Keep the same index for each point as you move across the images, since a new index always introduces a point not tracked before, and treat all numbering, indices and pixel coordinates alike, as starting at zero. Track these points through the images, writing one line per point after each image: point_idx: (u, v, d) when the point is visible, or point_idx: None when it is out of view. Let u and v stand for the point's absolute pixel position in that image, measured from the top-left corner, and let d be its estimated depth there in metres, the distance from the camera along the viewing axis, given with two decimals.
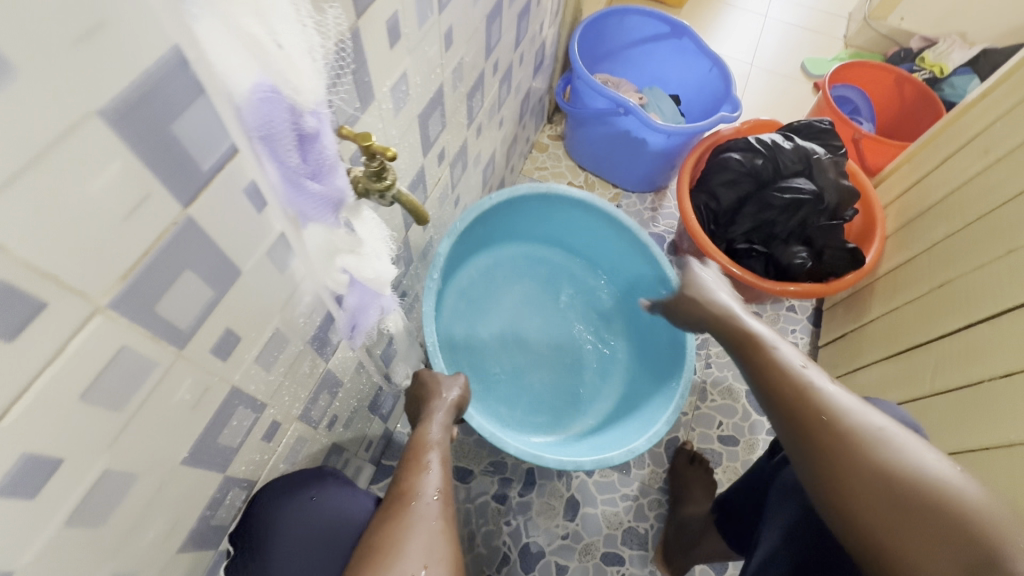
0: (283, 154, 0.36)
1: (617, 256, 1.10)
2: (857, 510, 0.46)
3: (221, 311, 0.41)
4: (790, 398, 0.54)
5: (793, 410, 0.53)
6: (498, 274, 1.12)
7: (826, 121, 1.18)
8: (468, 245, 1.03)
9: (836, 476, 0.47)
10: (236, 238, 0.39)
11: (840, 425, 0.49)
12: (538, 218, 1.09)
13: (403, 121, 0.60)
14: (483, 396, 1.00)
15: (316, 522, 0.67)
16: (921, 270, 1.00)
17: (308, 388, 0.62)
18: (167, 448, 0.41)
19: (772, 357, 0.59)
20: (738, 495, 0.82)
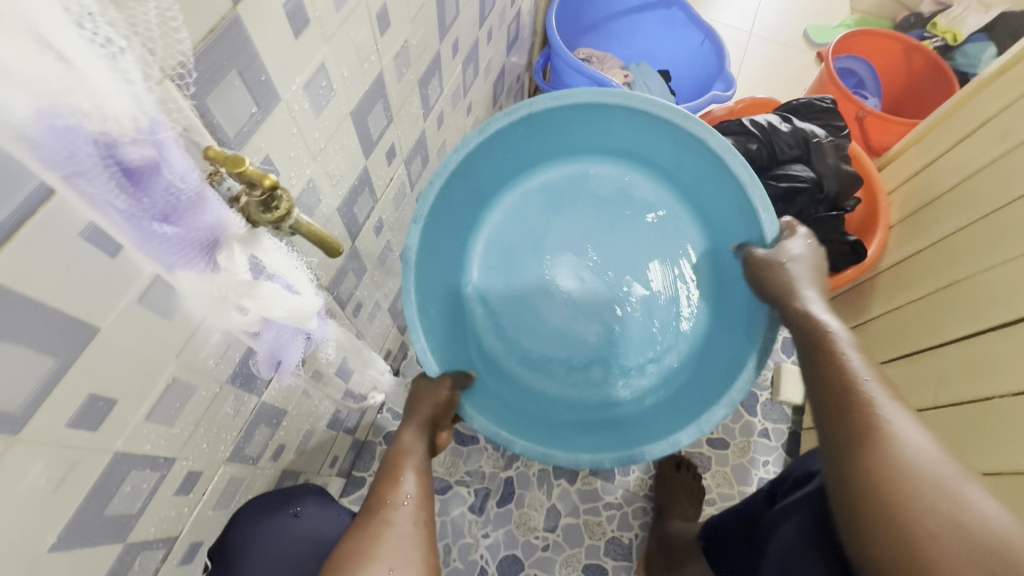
0: (114, 193, 0.28)
1: (674, 155, 0.76)
2: (896, 537, 0.41)
3: (78, 378, 0.34)
4: (856, 410, 0.47)
5: (852, 423, 0.47)
6: (529, 216, 0.82)
7: (828, 100, 1.08)
8: (475, 175, 0.74)
9: (885, 499, 0.42)
10: (82, 293, 0.32)
11: (896, 441, 0.44)
12: (555, 135, 0.78)
13: (328, 122, 0.50)
14: (509, 377, 0.76)
15: (294, 543, 0.64)
16: (927, 268, 0.93)
17: (234, 429, 0.55)
18: (21, 541, 0.34)
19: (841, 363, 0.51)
20: (732, 520, 0.80)
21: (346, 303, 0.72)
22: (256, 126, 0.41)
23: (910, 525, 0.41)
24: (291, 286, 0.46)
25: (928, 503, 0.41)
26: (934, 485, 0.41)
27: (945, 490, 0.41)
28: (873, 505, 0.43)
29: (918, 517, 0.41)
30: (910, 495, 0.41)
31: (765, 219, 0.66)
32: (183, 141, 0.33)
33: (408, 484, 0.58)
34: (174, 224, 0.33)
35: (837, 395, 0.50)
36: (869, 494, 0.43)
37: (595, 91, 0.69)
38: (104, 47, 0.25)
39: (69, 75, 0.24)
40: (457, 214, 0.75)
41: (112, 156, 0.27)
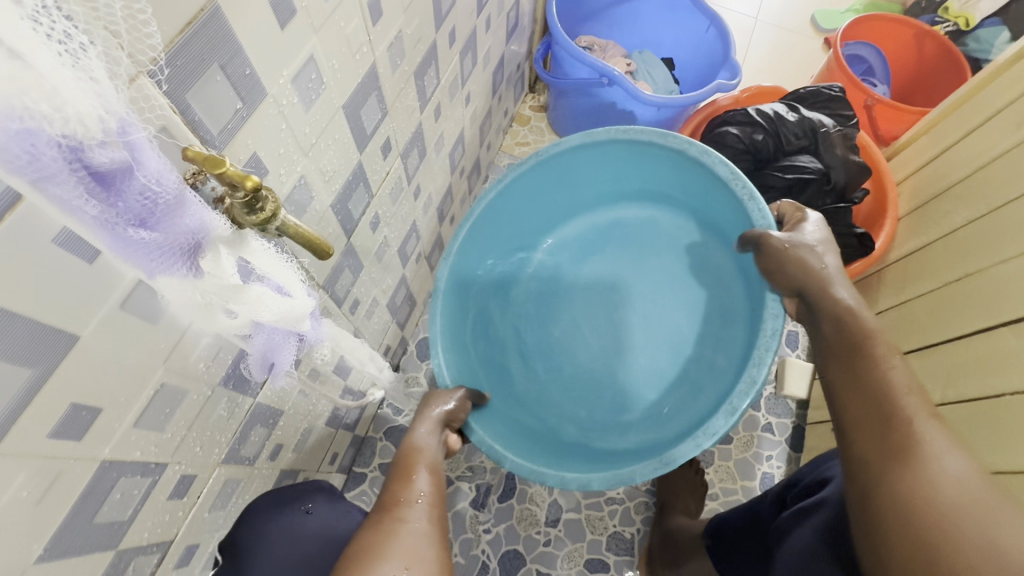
0: (76, 200, 0.26)
1: (680, 183, 0.77)
2: (907, 543, 0.40)
3: (58, 388, 0.33)
4: (889, 426, 0.46)
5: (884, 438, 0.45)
6: (560, 262, 0.86)
7: (836, 88, 1.06)
8: (499, 224, 0.80)
9: (904, 508, 0.41)
10: (58, 302, 0.30)
11: (924, 456, 0.43)
12: (576, 183, 0.82)
13: (319, 117, 0.48)
14: (537, 408, 0.78)
15: (308, 542, 0.61)
16: (937, 261, 0.91)
17: (229, 431, 0.54)
18: (5, 552, 0.34)
19: (873, 369, 0.49)
20: (740, 522, 0.78)
21: (343, 300, 0.70)
22: (241, 122, 0.39)
23: (930, 546, 0.39)
24: (281, 288, 0.44)
25: (953, 525, 0.39)
26: (965, 509, 0.39)
27: (976, 515, 0.39)
28: (893, 521, 0.42)
29: (939, 538, 0.39)
30: (935, 515, 0.40)
31: (762, 207, 0.65)
32: (160, 140, 0.33)
33: (421, 482, 0.56)
34: (151, 229, 0.30)
35: (870, 405, 0.48)
36: (891, 509, 0.42)
37: (586, 132, 0.73)
38: (61, 43, 0.23)
39: (22, 72, 0.22)
40: (489, 257, 0.81)
41: (78, 158, 0.26)
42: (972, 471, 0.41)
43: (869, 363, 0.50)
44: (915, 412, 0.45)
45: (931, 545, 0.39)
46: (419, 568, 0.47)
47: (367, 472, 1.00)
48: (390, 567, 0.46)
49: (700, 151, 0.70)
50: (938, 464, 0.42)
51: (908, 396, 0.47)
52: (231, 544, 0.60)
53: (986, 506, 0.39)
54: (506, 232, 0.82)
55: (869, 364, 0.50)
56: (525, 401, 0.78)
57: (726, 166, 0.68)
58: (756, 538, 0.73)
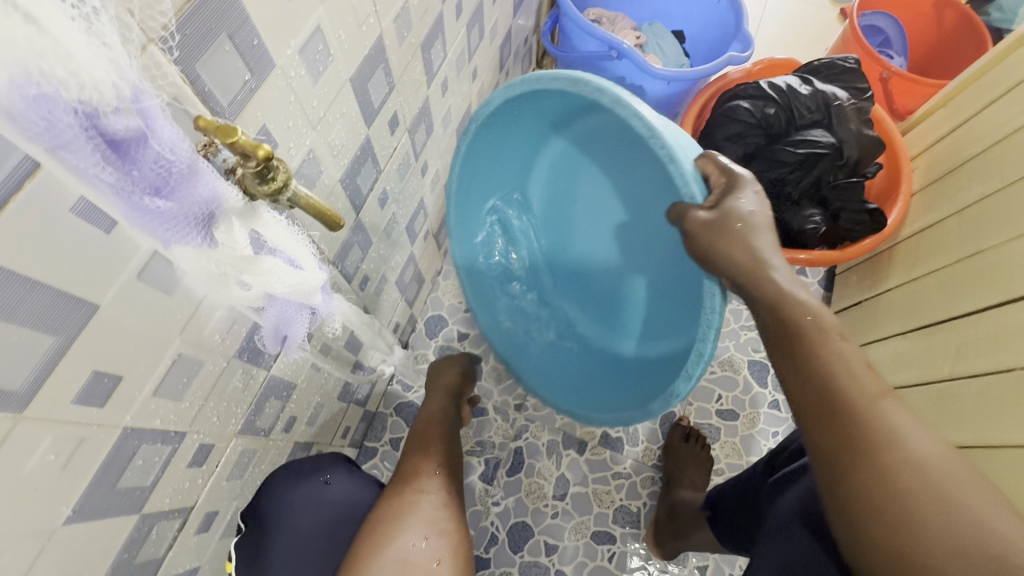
0: (92, 169, 0.27)
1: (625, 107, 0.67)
2: (889, 534, 0.39)
3: (80, 356, 0.34)
4: (849, 410, 0.44)
5: (846, 422, 0.43)
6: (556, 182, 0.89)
7: (852, 59, 1.03)
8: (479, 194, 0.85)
9: (877, 498, 0.40)
10: (77, 272, 0.31)
11: (888, 438, 0.41)
12: (540, 111, 0.79)
13: (326, 90, 0.48)
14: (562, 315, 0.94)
15: (324, 512, 0.64)
16: (950, 238, 0.90)
17: (245, 402, 0.55)
18: (36, 513, 0.35)
19: (819, 354, 0.47)
20: (729, 496, 0.79)
21: (353, 277, 0.71)
22: (250, 94, 0.39)
23: (918, 531, 0.38)
24: (293, 261, 0.45)
25: (937, 505, 0.38)
26: (944, 486, 0.39)
27: (953, 489, 0.38)
28: (878, 513, 0.40)
29: (926, 522, 0.38)
30: (918, 499, 0.39)
31: (684, 170, 0.55)
32: (172, 109, 0.33)
33: (436, 455, 0.63)
34: (167, 198, 0.31)
35: (823, 391, 0.45)
36: (871, 498, 0.40)
37: (504, 88, 0.66)
38: (76, 8, 0.24)
39: (38, 37, 0.22)
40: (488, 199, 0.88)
41: (94, 124, 0.26)
42: (934, 441, 0.41)
43: (819, 341, 0.48)
44: (872, 387, 0.44)
45: (919, 529, 0.38)
46: (437, 537, 0.53)
47: (378, 447, 1.02)
48: (411, 535, 0.52)
49: (612, 101, 0.58)
50: (906, 441, 0.41)
51: (859, 373, 0.45)
52: (253, 511, 0.61)
53: (958, 477, 0.39)
54: (488, 173, 0.85)
55: (821, 344, 0.48)
56: (551, 323, 0.93)
57: (638, 111, 0.56)
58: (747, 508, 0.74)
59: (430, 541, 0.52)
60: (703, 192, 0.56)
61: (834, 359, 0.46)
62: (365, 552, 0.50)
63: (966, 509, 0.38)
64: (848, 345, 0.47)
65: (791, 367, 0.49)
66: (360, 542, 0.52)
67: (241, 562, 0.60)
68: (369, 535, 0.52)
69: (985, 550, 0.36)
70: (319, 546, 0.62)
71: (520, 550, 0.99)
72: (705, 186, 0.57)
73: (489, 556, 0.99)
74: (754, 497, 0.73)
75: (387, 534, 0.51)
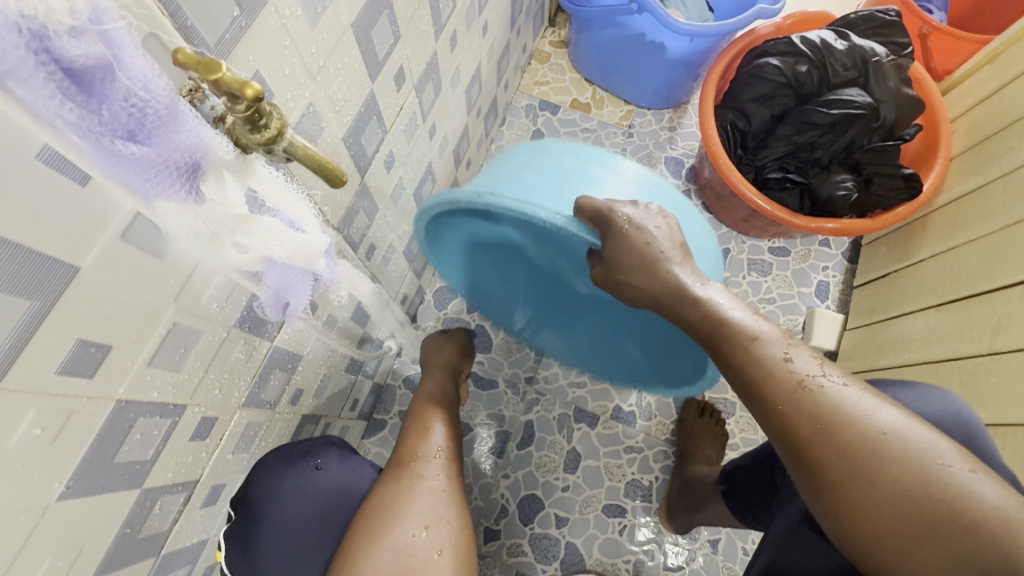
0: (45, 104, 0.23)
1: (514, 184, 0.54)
2: (866, 514, 0.38)
3: (62, 324, 0.31)
4: (780, 410, 0.42)
5: (780, 421, 0.42)
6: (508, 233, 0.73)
7: (893, 12, 0.95)
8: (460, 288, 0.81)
9: (847, 477, 0.39)
10: (53, 230, 0.28)
11: (841, 415, 0.40)
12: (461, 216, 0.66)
13: (326, 35, 0.43)
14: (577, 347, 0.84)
15: (317, 497, 0.61)
16: (991, 204, 0.85)
17: (248, 374, 0.52)
18: (27, 492, 0.34)
19: (754, 354, 0.45)
20: (741, 472, 0.77)
21: (358, 245, 0.68)
22: (240, 33, 0.35)
23: (873, 517, 0.38)
24: (294, 223, 0.41)
25: (899, 482, 0.38)
26: (906, 457, 0.38)
27: (902, 463, 0.38)
28: (836, 505, 0.40)
29: (881, 506, 0.38)
30: (868, 485, 0.38)
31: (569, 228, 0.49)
32: (145, 41, 0.29)
33: (437, 437, 0.61)
34: (143, 143, 0.27)
35: (754, 389, 0.44)
36: (824, 493, 0.40)
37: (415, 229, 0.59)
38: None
39: None
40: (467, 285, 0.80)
41: (44, 47, 0.22)
42: (882, 406, 0.41)
43: (734, 348, 0.46)
44: (796, 380, 0.42)
45: (875, 515, 0.38)
46: (437, 526, 0.50)
47: (386, 420, 1.01)
48: (410, 526, 0.49)
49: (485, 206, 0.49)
50: (858, 419, 0.40)
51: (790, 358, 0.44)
52: (244, 501, 0.60)
53: (906, 447, 0.38)
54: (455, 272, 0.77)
55: (736, 349, 0.46)
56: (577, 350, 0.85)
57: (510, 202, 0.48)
58: (762, 485, 0.71)
59: (431, 531, 0.49)
60: (593, 237, 0.51)
61: (752, 364, 0.44)
62: (358, 550, 0.48)
63: (916, 481, 0.37)
64: (764, 341, 0.45)
65: (726, 368, 0.47)
66: (360, 530, 0.50)
67: (231, 551, 0.58)
68: (364, 527, 0.50)
69: (942, 521, 0.36)
70: (310, 538, 0.59)
71: (532, 523, 0.98)
72: (593, 230, 0.51)
73: (499, 528, 0.98)
74: (769, 470, 0.71)
75: (383, 526, 0.49)
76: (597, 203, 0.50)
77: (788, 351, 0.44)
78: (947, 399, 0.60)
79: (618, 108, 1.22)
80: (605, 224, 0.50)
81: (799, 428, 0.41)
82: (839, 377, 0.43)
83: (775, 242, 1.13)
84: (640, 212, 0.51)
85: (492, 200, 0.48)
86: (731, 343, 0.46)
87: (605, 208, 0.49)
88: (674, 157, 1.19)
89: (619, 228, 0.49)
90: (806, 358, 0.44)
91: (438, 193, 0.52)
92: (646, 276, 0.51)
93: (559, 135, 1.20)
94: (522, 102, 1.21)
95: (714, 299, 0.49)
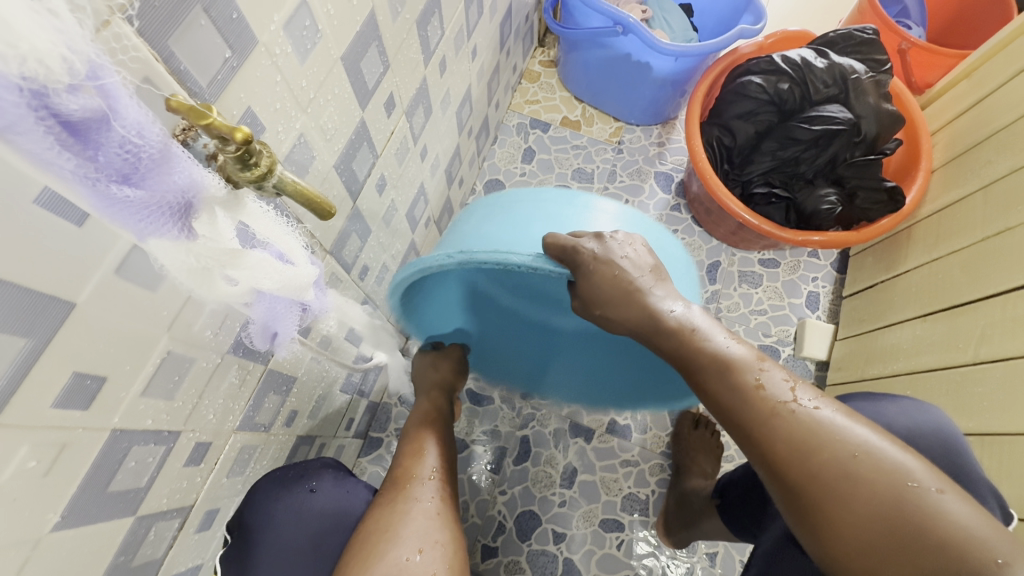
0: (41, 153, 0.24)
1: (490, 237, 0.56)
2: (845, 534, 0.39)
3: (56, 358, 0.31)
4: (758, 434, 0.43)
5: (757, 445, 0.43)
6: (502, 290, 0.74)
7: (870, 30, 0.98)
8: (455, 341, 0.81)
9: (825, 497, 0.40)
10: (52, 270, 0.29)
11: (815, 437, 0.41)
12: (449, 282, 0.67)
13: (316, 69, 0.45)
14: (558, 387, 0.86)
15: (313, 520, 0.61)
16: (973, 216, 0.87)
17: (242, 398, 0.53)
18: (21, 522, 0.34)
19: (730, 382, 0.46)
20: (738, 485, 0.76)
21: (351, 267, 0.68)
22: (232, 73, 0.36)
23: (847, 535, 0.39)
24: (283, 255, 0.42)
25: (876, 502, 0.39)
26: (880, 480, 0.39)
27: (874, 483, 0.39)
28: (812, 523, 0.40)
29: (854, 523, 0.39)
30: (845, 506, 0.39)
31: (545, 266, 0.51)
32: (141, 90, 0.30)
33: (431, 458, 0.62)
34: (137, 186, 0.29)
35: (734, 419, 0.45)
36: (801, 512, 0.41)
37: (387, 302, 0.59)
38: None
39: None
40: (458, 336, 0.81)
41: (43, 104, 0.23)
42: (856, 427, 0.42)
43: (709, 375, 0.47)
44: (770, 405, 0.43)
45: (850, 531, 0.39)
46: (431, 549, 0.50)
47: (382, 438, 1.01)
48: (404, 550, 0.49)
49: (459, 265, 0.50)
50: (832, 439, 0.41)
51: (762, 382, 0.45)
52: (239, 524, 0.60)
53: (878, 466, 0.40)
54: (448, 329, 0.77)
55: (712, 374, 0.47)
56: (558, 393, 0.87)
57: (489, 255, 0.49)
58: (760, 498, 0.71)
59: (424, 554, 0.50)
60: (567, 273, 0.52)
61: (726, 389, 0.46)
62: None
63: (888, 502, 0.38)
64: (737, 367, 0.46)
65: (704, 394, 0.48)
66: (353, 557, 0.50)
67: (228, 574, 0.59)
68: (360, 551, 0.50)
69: (916, 542, 0.37)
70: (305, 560, 0.59)
71: (529, 539, 0.98)
72: (563, 266, 0.51)
73: (496, 545, 0.98)
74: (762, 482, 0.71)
75: (378, 548, 0.50)
76: (562, 239, 0.51)
77: (761, 375, 0.45)
78: (931, 412, 0.61)
79: (608, 124, 1.24)
80: (571, 261, 0.51)
81: (774, 451, 0.42)
82: (811, 399, 0.44)
83: (765, 254, 1.15)
84: (606, 244, 0.52)
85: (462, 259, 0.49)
86: (708, 372, 0.47)
87: (570, 244, 0.51)
88: (663, 172, 1.21)
89: (587, 270, 0.51)
90: (780, 381, 0.45)
91: (407, 264, 0.53)
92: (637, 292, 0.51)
93: (550, 152, 1.22)
94: (514, 120, 1.24)
95: (690, 322, 0.50)
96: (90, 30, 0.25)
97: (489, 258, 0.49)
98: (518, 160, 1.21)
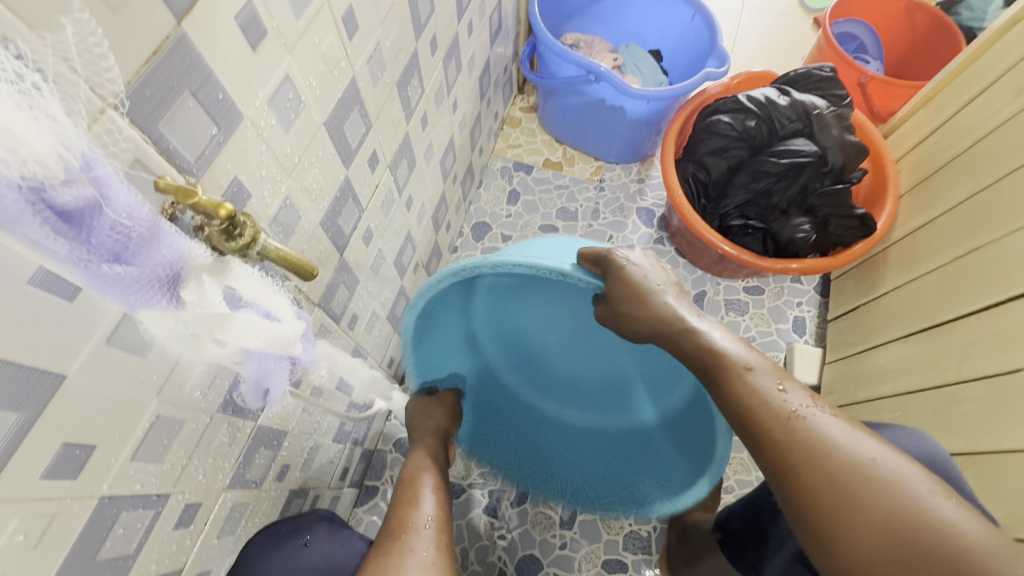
0: (40, 238, 0.26)
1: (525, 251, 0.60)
2: (858, 544, 0.39)
3: (48, 430, 0.32)
4: (773, 440, 0.44)
5: (769, 452, 0.44)
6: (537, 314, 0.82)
7: (827, 68, 1.04)
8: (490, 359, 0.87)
9: (837, 505, 0.40)
10: (43, 349, 0.30)
11: (829, 445, 0.42)
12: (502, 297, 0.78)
13: (300, 136, 0.48)
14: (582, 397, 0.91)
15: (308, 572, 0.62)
16: (942, 237, 0.91)
17: (232, 455, 0.53)
18: None
19: (750, 386, 0.48)
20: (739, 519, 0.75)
21: (341, 316, 0.70)
22: (219, 147, 0.38)
23: (859, 546, 0.39)
24: (270, 313, 0.43)
25: (889, 513, 0.39)
26: (892, 491, 0.39)
27: (887, 491, 0.39)
28: (823, 532, 0.41)
29: (866, 534, 0.39)
30: (855, 517, 0.40)
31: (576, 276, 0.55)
32: (130, 175, 0.32)
33: (426, 506, 0.61)
34: (127, 263, 0.30)
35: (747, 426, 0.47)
36: (812, 520, 0.41)
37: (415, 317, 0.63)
38: (23, 94, 0.24)
39: None
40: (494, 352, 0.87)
41: (40, 198, 0.25)
42: (869, 440, 0.43)
43: (728, 380, 0.49)
44: (788, 411, 0.45)
45: (860, 543, 0.39)
46: None
47: (378, 487, 0.99)
48: None
49: (491, 266, 0.54)
50: (843, 450, 0.42)
51: (784, 391, 0.47)
52: None
53: (890, 478, 0.40)
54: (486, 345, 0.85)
55: (729, 382, 0.49)
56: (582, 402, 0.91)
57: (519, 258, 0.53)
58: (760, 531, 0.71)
59: None
60: (597, 280, 0.56)
61: (746, 391, 0.48)
62: None
63: (902, 514, 0.38)
64: (757, 372, 0.48)
65: (721, 401, 0.50)
66: None
67: None
68: None
69: (929, 557, 0.37)
70: None
71: None
72: (596, 273, 0.56)
73: None
74: (756, 514, 0.73)
75: None
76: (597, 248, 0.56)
77: (782, 384, 0.47)
78: (916, 438, 0.62)
79: (588, 164, 1.29)
80: (606, 265, 0.55)
81: (788, 457, 0.43)
82: (828, 409, 0.45)
83: (749, 281, 1.17)
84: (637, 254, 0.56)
85: (499, 259, 0.53)
86: (728, 378, 0.49)
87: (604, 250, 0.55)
88: (644, 207, 1.25)
89: None
90: (799, 392, 0.47)
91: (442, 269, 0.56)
92: (644, 309, 0.54)
93: (534, 193, 1.25)
94: (497, 164, 1.28)
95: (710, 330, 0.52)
96: (84, 127, 0.28)
97: (524, 263, 0.53)
98: (503, 203, 1.24)
